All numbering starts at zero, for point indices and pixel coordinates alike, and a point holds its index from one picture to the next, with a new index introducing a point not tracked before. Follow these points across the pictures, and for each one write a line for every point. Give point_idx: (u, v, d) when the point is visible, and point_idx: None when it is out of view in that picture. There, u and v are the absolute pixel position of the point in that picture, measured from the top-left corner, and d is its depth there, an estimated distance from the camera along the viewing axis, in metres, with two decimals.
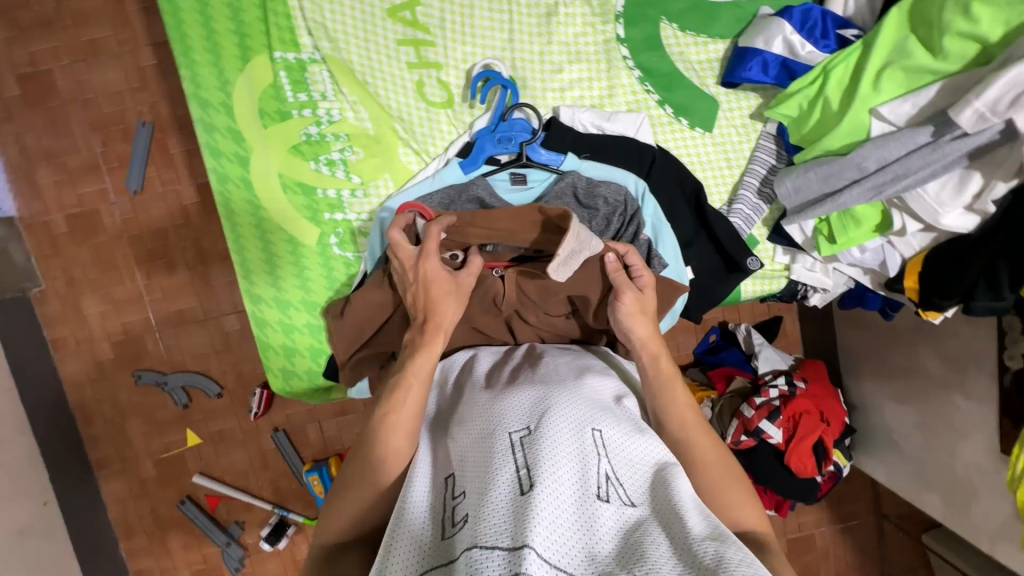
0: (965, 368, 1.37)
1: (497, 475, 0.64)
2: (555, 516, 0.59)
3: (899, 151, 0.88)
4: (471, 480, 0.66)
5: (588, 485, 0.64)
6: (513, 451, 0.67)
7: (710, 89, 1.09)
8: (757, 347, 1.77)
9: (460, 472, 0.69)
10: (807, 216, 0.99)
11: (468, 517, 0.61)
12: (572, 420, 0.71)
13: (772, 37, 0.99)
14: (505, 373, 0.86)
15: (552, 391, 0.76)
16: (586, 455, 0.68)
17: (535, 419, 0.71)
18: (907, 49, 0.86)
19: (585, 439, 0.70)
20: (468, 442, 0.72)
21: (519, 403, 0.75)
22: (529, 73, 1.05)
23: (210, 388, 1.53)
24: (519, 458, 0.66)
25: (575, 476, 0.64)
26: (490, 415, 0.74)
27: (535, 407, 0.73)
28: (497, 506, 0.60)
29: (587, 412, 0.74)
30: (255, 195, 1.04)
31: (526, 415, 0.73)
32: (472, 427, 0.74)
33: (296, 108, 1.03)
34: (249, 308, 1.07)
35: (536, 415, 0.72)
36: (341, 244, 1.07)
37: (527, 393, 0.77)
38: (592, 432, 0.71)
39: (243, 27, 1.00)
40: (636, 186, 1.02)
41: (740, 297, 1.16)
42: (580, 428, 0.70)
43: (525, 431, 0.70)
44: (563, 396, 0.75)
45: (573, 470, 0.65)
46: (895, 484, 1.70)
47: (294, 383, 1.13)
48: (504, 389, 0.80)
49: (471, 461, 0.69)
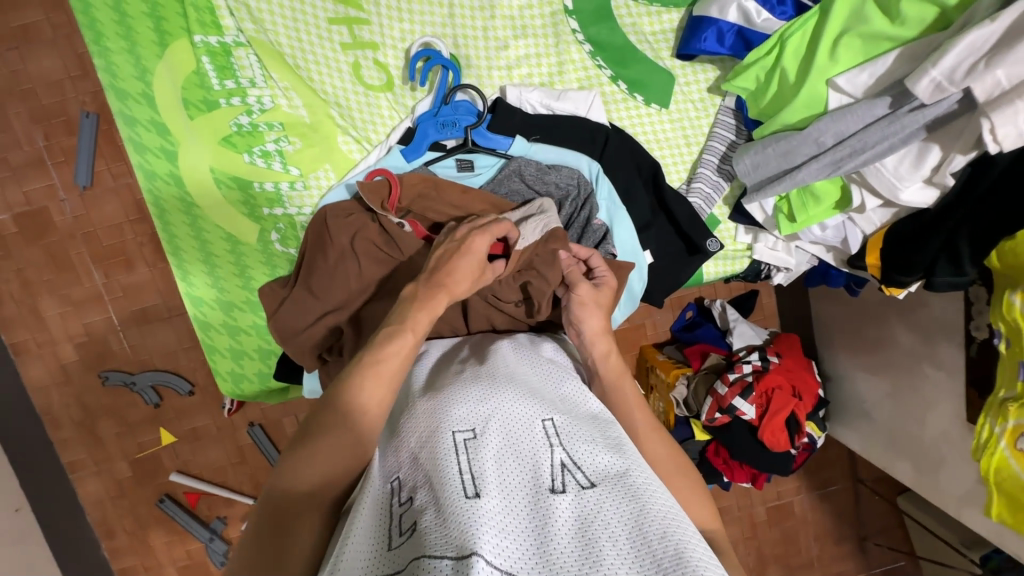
0: (935, 339, 1.36)
1: (441, 481, 0.59)
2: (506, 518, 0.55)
3: (855, 125, 0.84)
4: (418, 484, 0.61)
5: (543, 481, 0.60)
6: (457, 453, 0.62)
7: (665, 62, 1.03)
8: (731, 323, 1.76)
9: (407, 474, 0.63)
10: (766, 194, 0.95)
11: (415, 527, 0.56)
12: (526, 416, 0.67)
13: (726, 5, 0.93)
14: (450, 363, 0.80)
15: (502, 384, 0.71)
16: (541, 449, 0.63)
17: (480, 418, 0.66)
18: (865, 15, 0.81)
19: (536, 431, 0.65)
20: (413, 439, 0.67)
21: (469, 393, 0.69)
22: (473, 51, 0.99)
23: (181, 387, 1.49)
24: (468, 458, 0.61)
25: (529, 477, 0.60)
26: (436, 407, 0.68)
27: (479, 399, 0.68)
28: (443, 512, 0.56)
29: (541, 403, 0.70)
30: (186, 191, 0.98)
31: (475, 407, 0.67)
32: (416, 423, 0.68)
33: (224, 97, 0.96)
34: (191, 310, 1.02)
35: (487, 410, 0.67)
36: (282, 240, 1.02)
37: (471, 384, 0.71)
38: (542, 423, 0.66)
39: (158, 10, 0.92)
40: (589, 167, 0.98)
41: (702, 278, 1.12)
42: (534, 424, 0.66)
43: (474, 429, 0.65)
44: (517, 389, 0.70)
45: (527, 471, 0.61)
46: (867, 452, 1.71)
47: (244, 385, 1.09)
48: (449, 381, 0.74)
49: (418, 462, 0.63)
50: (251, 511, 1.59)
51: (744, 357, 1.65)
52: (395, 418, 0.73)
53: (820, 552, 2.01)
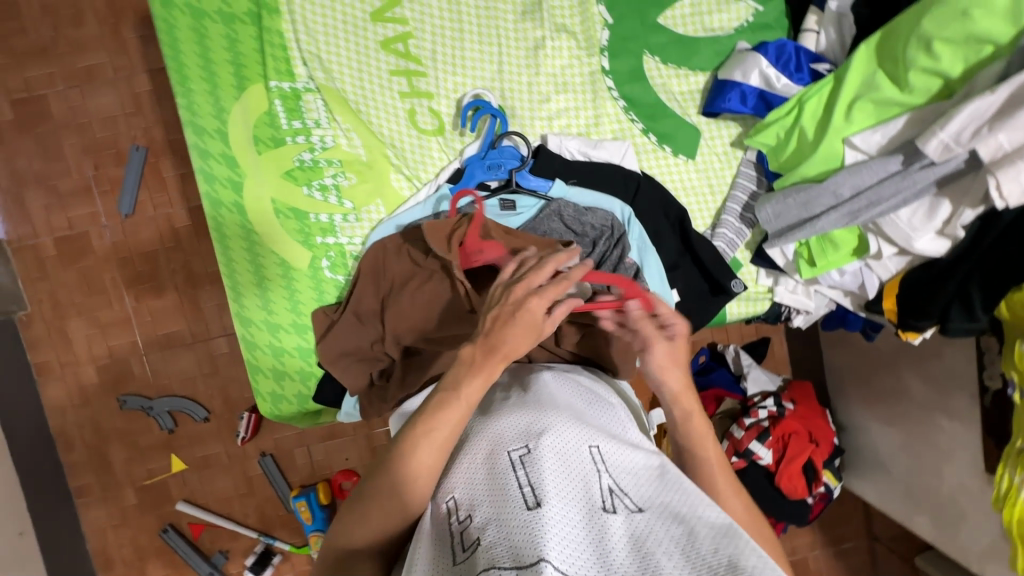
0: (950, 389, 1.39)
1: (500, 499, 0.64)
2: (565, 529, 0.59)
3: (871, 179, 0.92)
4: (478, 503, 0.66)
5: (594, 498, 0.64)
6: (514, 470, 0.67)
7: (692, 118, 1.13)
8: (746, 368, 1.76)
9: (465, 497, 0.68)
10: (787, 240, 1.02)
11: (479, 541, 0.60)
12: (570, 438, 0.71)
13: (749, 71, 1.04)
14: (497, 394, 0.85)
15: (546, 411, 0.76)
16: (588, 470, 0.67)
17: (530, 440, 0.71)
18: (875, 83, 0.91)
19: (584, 454, 0.69)
20: (469, 466, 0.72)
21: (516, 422, 0.75)
22: (518, 103, 1.09)
23: (197, 413, 1.51)
24: (522, 476, 0.65)
25: (579, 492, 0.64)
26: (487, 436, 0.74)
27: (531, 425, 0.73)
28: (506, 523, 0.60)
29: (583, 428, 0.74)
30: (247, 218, 1.05)
31: (524, 432, 0.72)
32: (472, 450, 0.73)
33: (290, 135, 1.05)
34: (239, 330, 1.07)
35: (534, 433, 0.72)
36: (332, 268, 1.08)
37: (521, 413, 0.76)
38: (590, 448, 0.71)
39: (240, 58, 1.03)
40: (622, 212, 1.06)
41: (726, 318, 1.17)
42: (578, 446, 0.70)
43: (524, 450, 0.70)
44: (560, 416, 0.75)
45: (577, 487, 0.65)
46: (885, 505, 1.70)
47: (282, 406, 1.12)
48: (499, 411, 0.80)
49: (476, 484, 0.68)
50: (255, 545, 1.56)
51: (759, 403, 1.68)
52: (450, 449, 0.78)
53: None
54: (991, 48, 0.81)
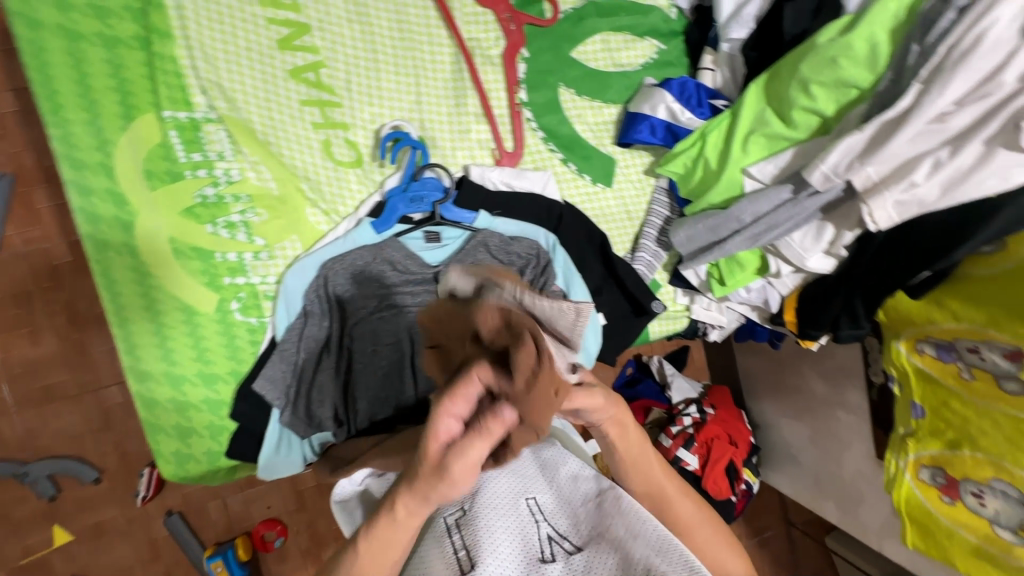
0: (843, 384, 1.55)
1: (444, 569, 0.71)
2: None
3: (768, 206, 1.00)
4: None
5: (531, 551, 0.72)
6: (452, 533, 0.74)
7: (608, 148, 1.18)
8: (670, 377, 1.85)
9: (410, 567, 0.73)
10: (700, 262, 1.09)
11: None
12: (505, 495, 0.76)
13: (656, 104, 1.11)
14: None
15: (481, 469, 0.80)
16: (524, 525, 0.74)
17: (468, 503, 0.76)
18: (766, 119, 1.00)
19: (519, 510, 0.75)
20: (412, 534, 0.76)
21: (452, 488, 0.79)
22: (438, 133, 1.08)
23: (85, 474, 1.30)
24: (462, 544, 0.72)
25: (518, 547, 0.72)
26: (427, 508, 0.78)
27: (466, 486, 0.78)
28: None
29: (518, 481, 0.79)
30: (140, 260, 0.95)
31: (460, 497, 0.78)
32: (415, 517, 0.79)
33: (189, 168, 0.96)
34: (134, 388, 0.96)
35: (470, 495, 0.77)
36: (243, 310, 1.00)
37: None
38: (525, 500, 0.77)
39: (126, 85, 0.93)
40: (546, 240, 1.08)
41: (649, 337, 1.23)
42: (514, 501, 0.76)
43: (461, 513, 0.76)
44: (493, 474, 0.79)
45: (515, 543, 0.72)
46: (798, 494, 1.85)
47: (190, 467, 1.02)
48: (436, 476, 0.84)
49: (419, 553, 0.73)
50: None
51: (684, 410, 1.77)
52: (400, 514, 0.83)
53: None
54: (856, 91, 0.92)
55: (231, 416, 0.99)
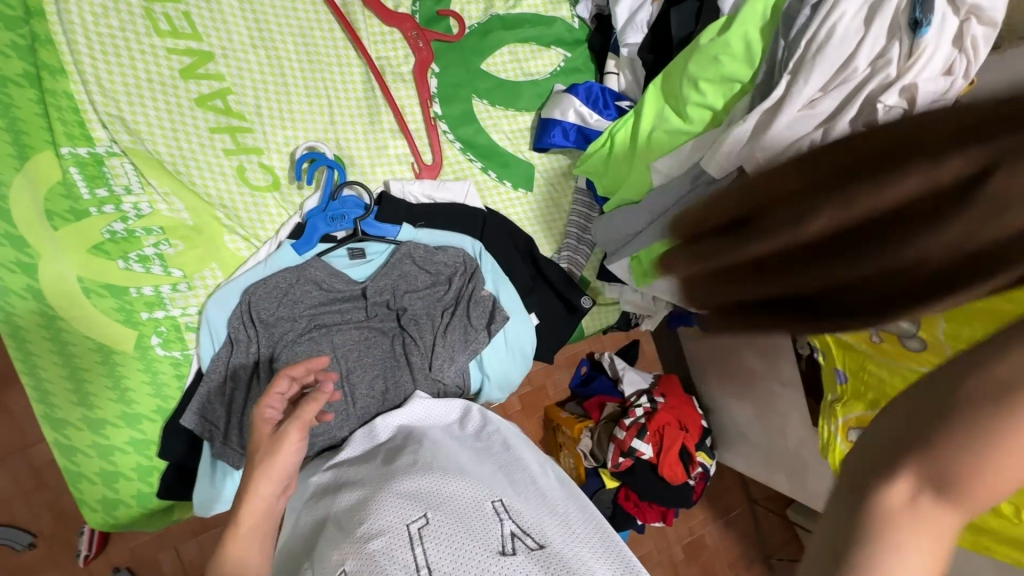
0: (776, 360, 1.64)
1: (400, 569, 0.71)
2: None
3: (676, 198, 1.05)
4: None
5: (494, 548, 0.76)
6: (413, 544, 0.74)
7: (525, 154, 1.22)
8: (621, 371, 1.89)
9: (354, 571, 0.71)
10: (621, 255, 1.13)
11: None
12: (472, 500, 0.82)
13: (565, 109, 1.16)
14: (381, 465, 0.89)
15: (442, 477, 0.83)
16: (489, 526, 0.79)
17: (429, 506, 0.79)
18: (664, 117, 1.07)
19: (484, 513, 0.80)
20: (355, 538, 0.75)
21: (405, 493, 0.80)
22: (355, 151, 1.09)
23: (19, 540, 1.20)
24: (422, 551, 0.74)
25: (480, 548, 0.75)
26: (375, 513, 0.77)
27: (427, 493, 0.81)
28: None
29: (482, 487, 0.84)
30: (47, 304, 0.91)
31: (420, 502, 0.79)
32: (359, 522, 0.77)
33: (94, 205, 0.94)
34: (50, 436, 0.92)
35: (431, 502, 0.79)
36: (165, 344, 0.98)
37: (411, 481, 0.82)
38: (491, 503, 0.82)
39: (18, 123, 0.89)
40: (472, 247, 1.12)
41: (583, 333, 1.27)
42: (479, 505, 0.81)
43: (422, 520, 0.77)
44: (457, 482, 0.83)
45: (480, 543, 0.76)
46: (752, 470, 1.93)
47: (119, 513, 0.98)
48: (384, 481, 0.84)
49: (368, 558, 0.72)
50: None
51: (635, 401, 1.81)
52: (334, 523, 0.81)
53: None
54: (739, 85, 0.99)
55: (160, 455, 0.97)
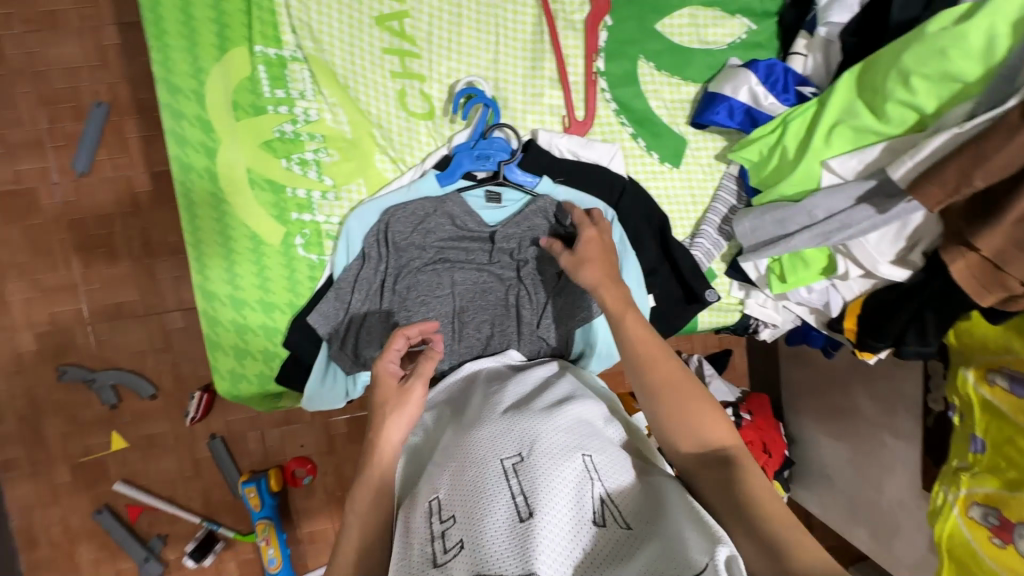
0: (895, 408, 1.47)
1: (488, 503, 0.65)
2: (555, 543, 0.61)
3: (844, 203, 0.95)
4: (460, 503, 0.67)
5: (584, 511, 0.65)
6: (508, 477, 0.68)
7: (681, 127, 1.14)
8: (708, 378, 1.79)
9: (447, 496, 0.68)
10: (762, 254, 1.05)
11: (463, 543, 0.62)
12: (564, 446, 0.72)
13: (738, 86, 1.07)
14: (473, 407, 0.85)
15: (536, 420, 0.76)
16: (580, 482, 0.68)
17: (524, 443, 0.72)
18: (855, 111, 0.94)
19: (577, 465, 0.70)
20: (450, 467, 0.72)
21: (501, 429, 0.75)
22: (511, 94, 1.08)
23: (142, 389, 1.39)
24: (514, 484, 0.67)
25: (571, 503, 0.66)
26: (471, 446, 0.73)
27: (520, 431, 0.74)
28: (495, 536, 0.61)
29: (576, 438, 0.74)
30: (220, 187, 1.01)
31: (514, 440, 0.73)
32: (455, 455, 0.74)
33: (272, 104, 1.01)
34: (201, 305, 1.02)
35: (526, 440, 0.72)
36: (306, 245, 1.04)
37: (505, 420, 0.77)
38: (582, 457, 0.71)
39: (224, 17, 0.98)
40: (605, 214, 1.07)
41: (697, 327, 1.20)
42: (571, 454, 0.71)
43: (516, 458, 0.71)
44: (551, 426, 0.75)
45: (570, 497, 0.66)
46: (827, 516, 1.78)
47: (242, 387, 1.08)
48: (478, 419, 0.80)
49: (460, 484, 0.69)
50: (195, 532, 1.46)
51: None
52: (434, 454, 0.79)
53: None
54: (961, 85, 0.84)
55: (284, 343, 1.04)
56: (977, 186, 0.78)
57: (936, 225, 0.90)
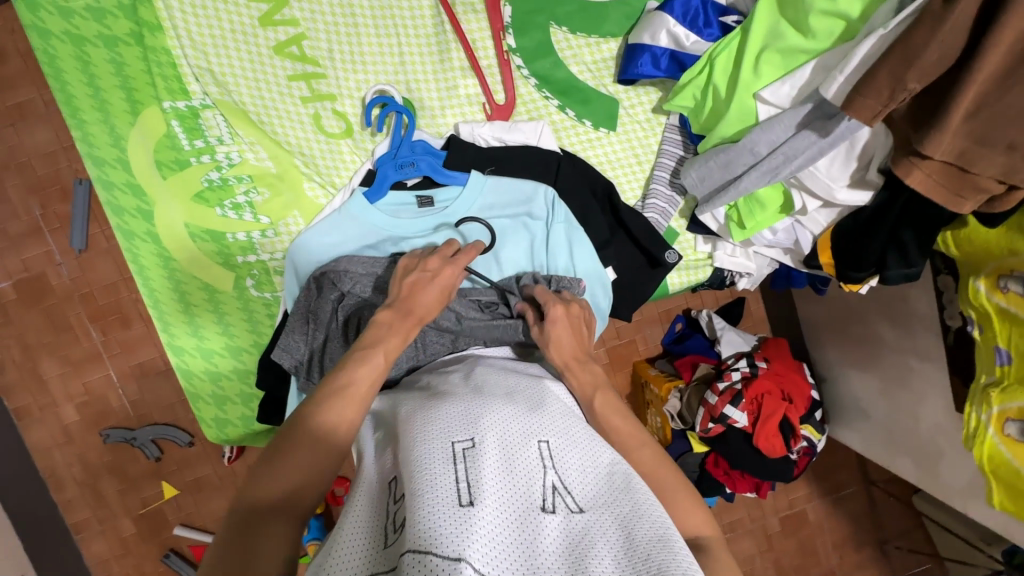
0: (915, 331, 1.37)
1: (432, 485, 0.62)
2: (495, 530, 0.59)
3: (785, 133, 0.87)
4: (407, 482, 0.64)
5: (533, 498, 0.64)
6: (455, 461, 0.65)
7: (608, 88, 1.08)
8: (719, 331, 1.74)
9: (396, 478, 0.66)
10: (715, 204, 0.99)
11: (403, 523, 0.59)
12: (519, 434, 0.70)
13: (656, 32, 0.99)
14: (433, 387, 0.82)
15: (494, 404, 0.73)
16: (531, 472, 0.67)
17: (478, 427, 0.69)
18: (779, 32, 0.86)
19: (529, 454, 0.68)
20: (401, 448, 0.69)
21: (458, 411, 0.72)
22: (425, 94, 1.05)
23: (180, 438, 1.44)
24: (461, 469, 0.64)
25: (519, 489, 0.64)
26: (422, 425, 0.70)
27: (476, 415, 0.71)
28: (432, 516, 0.58)
29: (531, 425, 0.73)
30: (163, 246, 1.03)
31: (468, 422, 0.70)
32: (405, 435, 0.70)
33: (194, 155, 1.02)
34: (173, 361, 1.06)
35: (480, 423, 0.70)
36: (258, 286, 1.06)
37: (464, 401, 0.74)
38: (536, 446, 0.70)
39: (129, 81, 0.99)
40: (545, 196, 1.03)
41: (668, 291, 1.15)
42: (525, 443, 0.69)
43: (468, 441, 0.68)
44: (510, 411, 0.73)
45: (518, 485, 0.64)
46: (871, 450, 1.69)
47: (230, 430, 1.12)
48: (438, 396, 0.77)
49: (408, 464, 0.66)
50: None
51: (733, 364, 1.66)
52: (386, 429, 0.77)
53: (841, 562, 1.91)
54: None
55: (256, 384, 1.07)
56: (913, 89, 0.71)
57: (885, 139, 0.83)
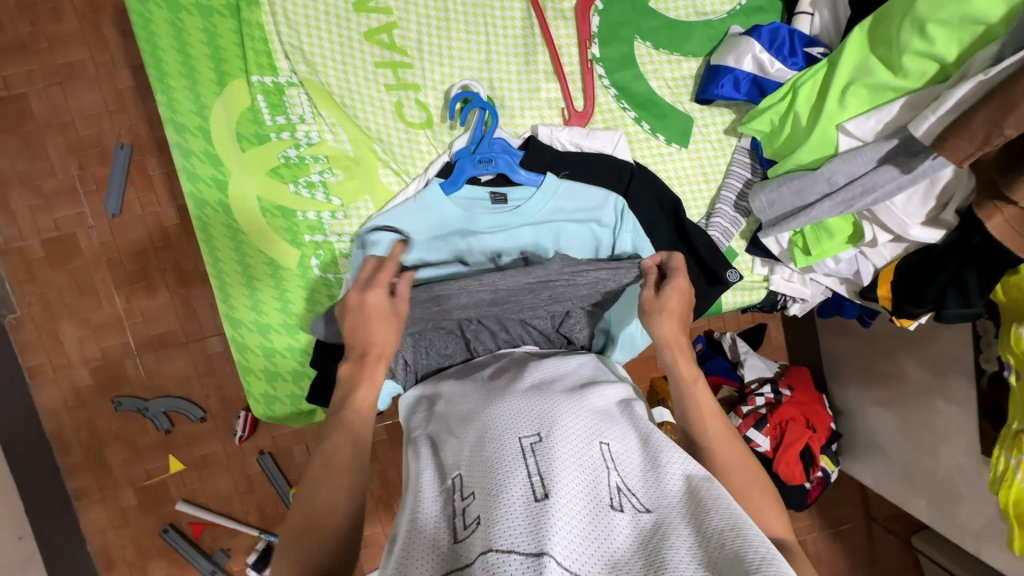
0: (945, 373, 1.38)
1: (506, 482, 0.60)
2: (571, 525, 0.55)
3: (865, 166, 0.90)
4: (478, 479, 0.62)
5: (601, 496, 0.60)
6: (525, 456, 0.63)
7: (685, 105, 1.11)
8: (742, 355, 1.73)
9: (464, 474, 0.64)
10: (783, 229, 1.00)
11: (477, 518, 0.57)
12: (583, 433, 0.67)
13: (742, 55, 1.02)
14: (490, 388, 0.80)
15: (558, 404, 0.71)
16: (598, 469, 0.63)
17: (545, 425, 0.67)
18: (869, 67, 0.89)
19: (595, 453, 0.65)
20: (467, 450, 0.67)
21: (524, 410, 0.71)
22: (507, 94, 1.07)
23: (192, 413, 1.43)
24: (531, 464, 0.62)
25: (589, 486, 0.60)
26: (487, 425, 0.69)
27: (542, 416, 0.69)
28: (509, 515, 0.56)
29: (594, 424, 0.70)
30: (234, 217, 1.03)
31: (535, 422, 0.69)
32: (470, 438, 0.69)
33: (274, 131, 1.03)
34: (229, 332, 1.06)
35: (547, 421, 0.68)
36: (321, 266, 1.06)
37: (527, 401, 0.73)
38: (600, 444, 0.67)
39: (219, 52, 1.00)
40: (614, 205, 1.04)
41: (722, 308, 1.17)
42: (589, 441, 0.66)
43: (536, 438, 0.66)
44: (572, 410, 0.71)
45: (588, 481, 0.61)
46: (882, 486, 1.70)
47: (276, 408, 1.12)
48: (498, 397, 0.76)
49: (477, 463, 0.64)
50: (257, 542, 1.48)
51: (756, 390, 1.67)
52: (441, 432, 0.75)
53: None
54: (984, 28, 0.79)
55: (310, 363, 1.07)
56: (1009, 135, 0.73)
57: (966, 179, 0.86)
